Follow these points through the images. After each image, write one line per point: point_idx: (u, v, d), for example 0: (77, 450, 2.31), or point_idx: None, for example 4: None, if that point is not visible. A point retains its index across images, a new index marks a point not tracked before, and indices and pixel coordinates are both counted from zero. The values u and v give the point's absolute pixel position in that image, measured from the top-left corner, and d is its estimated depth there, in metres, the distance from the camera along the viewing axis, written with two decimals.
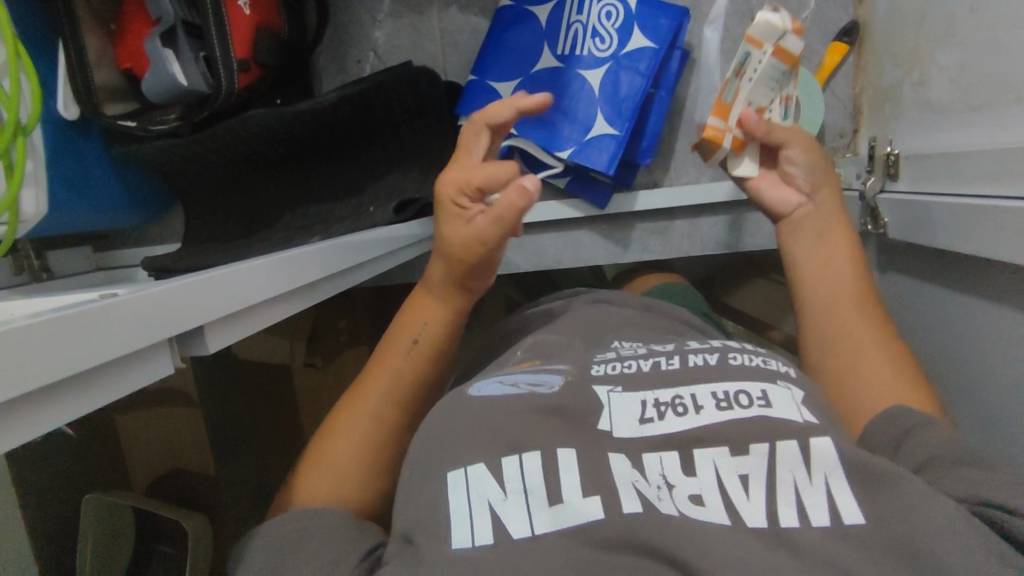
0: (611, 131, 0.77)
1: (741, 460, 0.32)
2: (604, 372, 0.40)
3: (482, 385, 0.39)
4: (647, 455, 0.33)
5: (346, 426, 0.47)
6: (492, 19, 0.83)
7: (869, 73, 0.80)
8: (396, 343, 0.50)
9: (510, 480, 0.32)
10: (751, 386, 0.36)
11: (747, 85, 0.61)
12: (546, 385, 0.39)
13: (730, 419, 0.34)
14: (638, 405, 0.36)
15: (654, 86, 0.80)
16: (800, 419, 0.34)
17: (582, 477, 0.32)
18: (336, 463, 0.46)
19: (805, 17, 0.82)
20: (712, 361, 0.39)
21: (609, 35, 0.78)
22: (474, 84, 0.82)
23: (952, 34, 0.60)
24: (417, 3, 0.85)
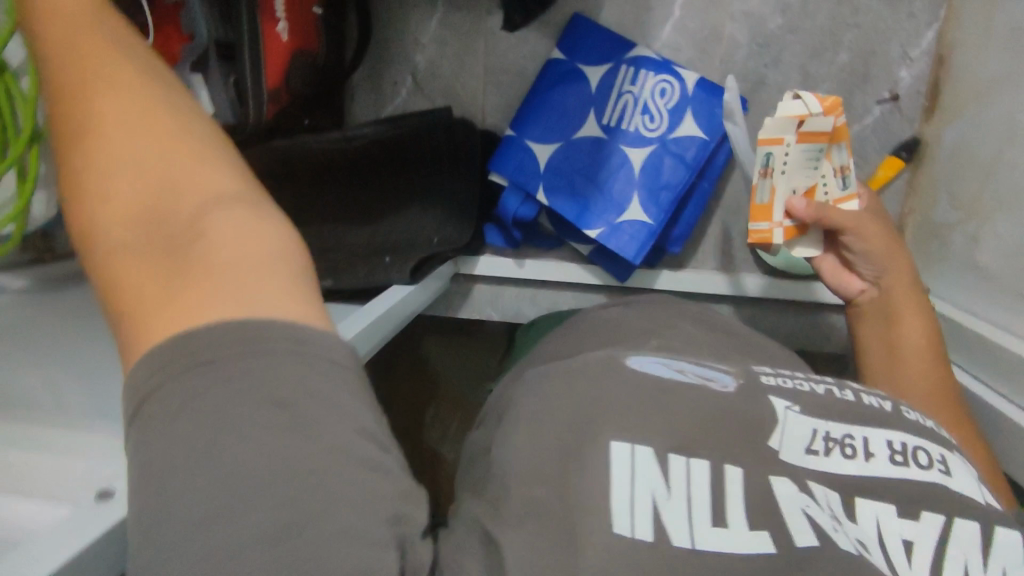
0: (644, 219, 0.76)
1: (911, 525, 0.28)
2: (776, 383, 0.34)
3: (642, 359, 0.34)
4: (815, 485, 0.29)
5: (96, 148, 0.31)
6: (541, 71, 0.81)
7: (922, 197, 0.80)
8: (51, 51, 0.35)
9: (675, 479, 0.27)
10: (930, 445, 0.31)
11: (781, 179, 0.58)
12: (718, 383, 0.33)
13: (906, 477, 0.29)
14: (810, 433, 0.31)
15: (699, 176, 0.78)
16: (986, 502, 0.29)
17: (746, 505, 0.27)
18: (137, 237, 0.28)
19: (868, 120, 0.82)
20: (889, 407, 0.33)
21: (659, 114, 0.77)
22: (512, 140, 0.79)
23: (1017, 201, 0.61)
24: (466, 34, 0.85)
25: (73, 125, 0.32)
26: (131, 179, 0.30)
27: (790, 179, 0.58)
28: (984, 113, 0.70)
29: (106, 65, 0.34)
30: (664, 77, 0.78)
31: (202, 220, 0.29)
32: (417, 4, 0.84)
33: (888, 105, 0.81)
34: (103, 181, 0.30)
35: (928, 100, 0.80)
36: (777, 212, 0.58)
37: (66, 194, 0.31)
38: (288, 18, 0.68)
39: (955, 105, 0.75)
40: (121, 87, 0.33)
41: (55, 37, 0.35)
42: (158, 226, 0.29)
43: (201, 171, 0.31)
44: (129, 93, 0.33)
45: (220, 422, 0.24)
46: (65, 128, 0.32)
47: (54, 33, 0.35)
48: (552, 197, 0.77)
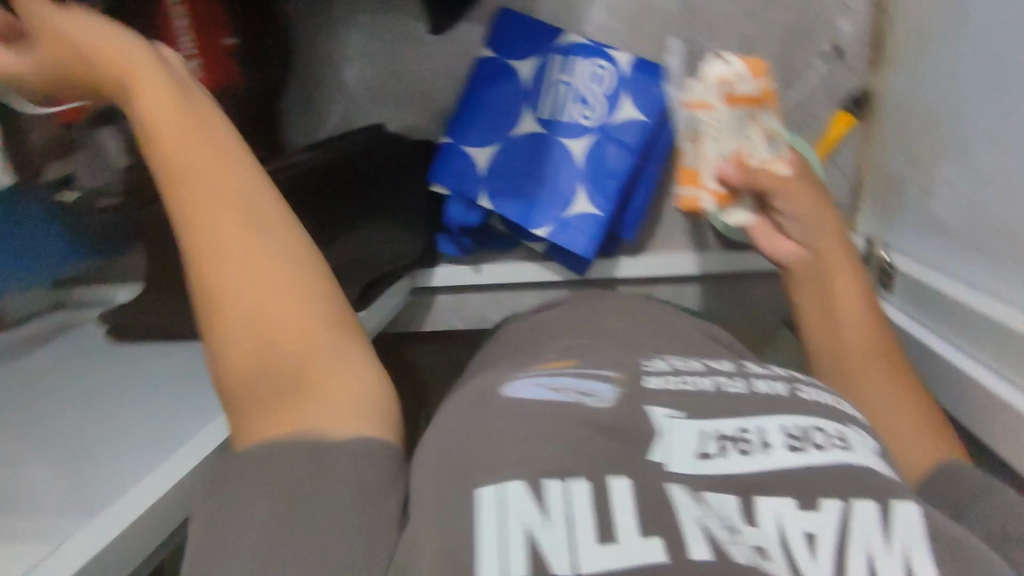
0: (592, 210, 0.74)
1: (812, 516, 0.29)
2: (659, 387, 0.35)
3: (520, 383, 0.35)
4: (709, 493, 0.29)
5: (222, 294, 0.36)
6: (471, 70, 0.78)
7: (875, 149, 0.78)
8: (174, 175, 0.38)
9: (549, 508, 0.28)
10: (822, 423, 0.33)
11: (711, 144, 0.54)
12: (595, 395, 0.34)
13: (803, 464, 0.31)
14: (698, 435, 0.32)
15: (644, 159, 0.76)
16: (885, 474, 0.31)
17: (634, 514, 0.28)
18: (251, 340, 0.35)
19: (813, 78, 0.79)
20: (780, 392, 0.35)
21: (596, 100, 0.75)
22: (449, 147, 0.77)
23: (965, 148, 0.59)
24: (391, 43, 0.82)
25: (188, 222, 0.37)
26: (255, 329, 0.35)
27: (723, 143, 0.54)
28: (926, 58, 0.67)
29: (226, 155, 0.39)
30: (597, 61, 0.75)
31: (309, 344, 0.36)
32: (338, 18, 0.81)
33: (832, 59, 0.78)
34: (221, 285, 0.36)
35: (872, 49, 0.78)
36: (706, 176, 0.55)
37: (202, 326, 0.37)
38: (198, 57, 0.65)
39: (898, 52, 0.73)
40: (241, 195, 0.38)
41: (168, 159, 0.38)
42: (271, 339, 0.35)
43: (304, 290, 0.37)
44: (248, 235, 0.37)
45: (255, 487, 0.32)
46: (193, 260, 0.37)
47: (171, 156, 0.38)
48: (496, 201, 0.76)
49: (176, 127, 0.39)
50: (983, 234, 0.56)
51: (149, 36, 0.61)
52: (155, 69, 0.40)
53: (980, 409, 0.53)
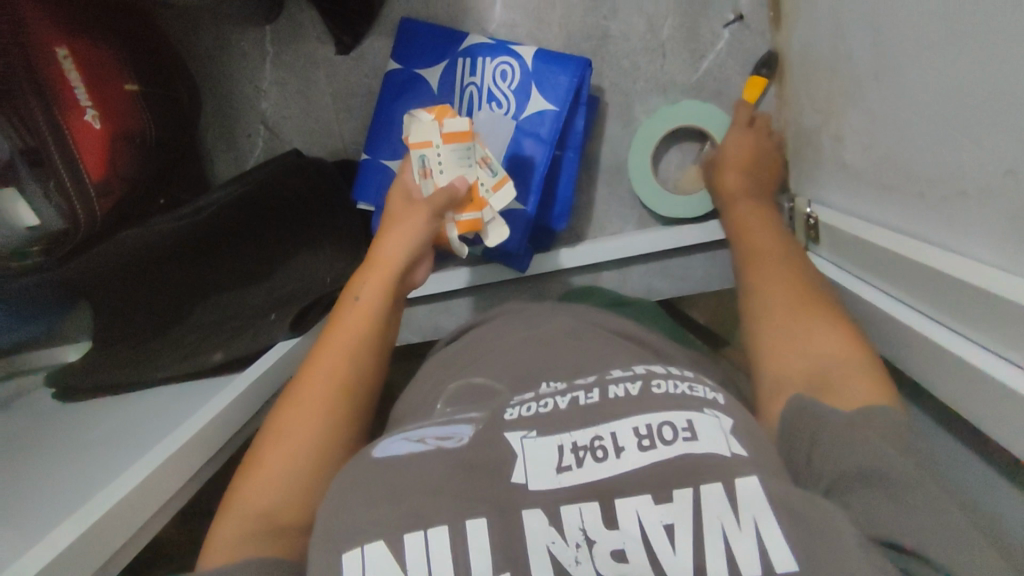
0: (520, 207, 0.74)
1: (666, 508, 0.33)
2: (517, 416, 0.39)
3: (386, 445, 0.39)
4: (569, 508, 0.34)
5: (286, 438, 0.50)
6: (381, 87, 0.79)
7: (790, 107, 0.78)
8: (335, 334, 0.57)
9: (411, 561, 0.33)
10: (677, 415, 0.37)
11: (443, 179, 0.67)
12: (454, 437, 0.38)
13: (651, 461, 0.35)
14: (554, 451, 0.36)
15: (561, 147, 0.76)
16: (726, 454, 0.35)
17: (498, 549, 0.33)
18: (277, 474, 0.48)
19: (720, 46, 0.80)
20: (633, 394, 0.38)
21: (505, 97, 0.75)
22: (369, 163, 0.78)
23: (861, 92, 0.59)
24: (302, 71, 0.83)
25: (322, 349, 0.57)
26: (280, 478, 0.48)
27: (449, 176, 0.66)
28: (815, 12, 0.68)
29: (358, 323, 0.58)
30: (502, 58, 0.75)
31: (299, 490, 0.48)
32: (248, 53, 0.82)
33: (736, 27, 0.79)
34: (287, 419, 0.51)
35: (772, 10, 0.78)
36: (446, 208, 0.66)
37: (259, 444, 0.50)
38: (96, 106, 0.67)
39: (793, 9, 0.73)
40: (350, 364, 0.55)
41: (346, 321, 0.58)
42: (289, 470, 0.48)
43: (318, 452, 0.50)
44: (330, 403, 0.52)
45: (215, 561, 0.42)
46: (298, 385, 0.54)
47: (342, 323, 0.58)
48: None
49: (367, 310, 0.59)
50: (888, 173, 0.57)
51: (35, 93, 0.61)
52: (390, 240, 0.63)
53: (904, 347, 0.54)
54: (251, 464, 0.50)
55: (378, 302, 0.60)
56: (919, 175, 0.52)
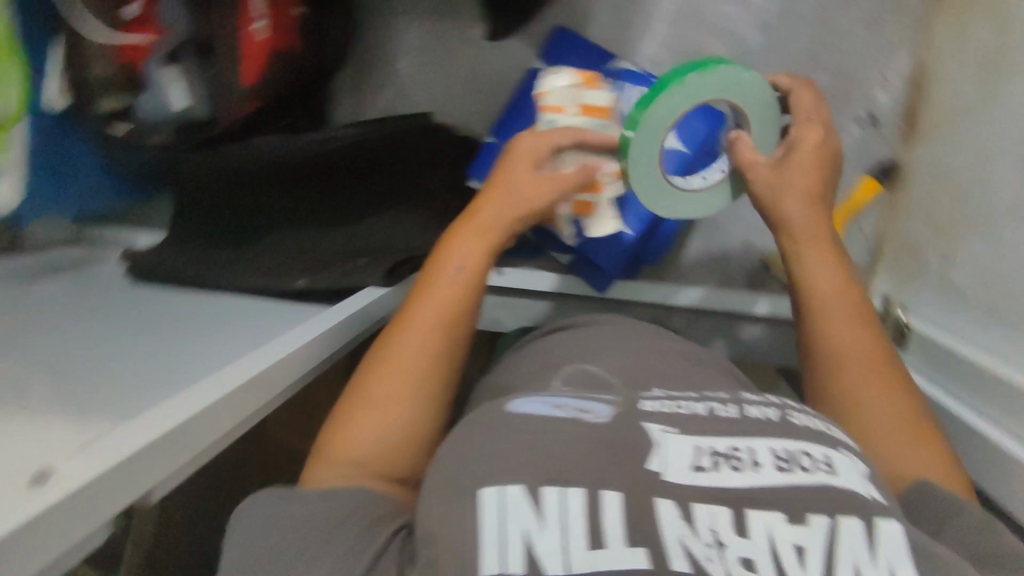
0: (625, 229, 0.76)
1: (802, 530, 0.31)
2: (654, 409, 0.38)
3: (521, 403, 0.38)
4: (700, 505, 0.32)
5: (378, 397, 0.50)
6: (524, 81, 0.81)
7: (899, 215, 0.80)
8: (431, 302, 0.56)
9: (544, 513, 0.31)
10: (814, 447, 0.35)
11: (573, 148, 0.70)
12: (592, 413, 0.37)
13: (791, 481, 0.32)
14: (692, 449, 0.34)
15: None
16: (866, 494, 0.32)
17: (623, 530, 0.31)
18: (363, 427, 0.48)
19: (846, 140, 0.83)
20: (774, 418, 0.37)
21: None
22: (492, 147, 0.80)
23: (993, 220, 0.62)
24: (449, 44, 0.86)
25: (413, 313, 0.55)
26: (369, 433, 0.48)
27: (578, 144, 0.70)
28: (957, 136, 0.71)
29: (455, 297, 0.57)
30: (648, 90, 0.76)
31: (385, 445, 0.48)
32: (404, 12, 0.85)
33: (867, 127, 0.82)
34: (376, 376, 0.51)
35: (905, 120, 0.80)
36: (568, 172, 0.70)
37: (351, 394, 0.51)
38: (268, 17, 0.69)
39: (930, 127, 0.76)
40: (441, 329, 0.55)
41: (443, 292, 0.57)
42: (375, 425, 0.48)
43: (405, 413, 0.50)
44: (419, 369, 0.52)
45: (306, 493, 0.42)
46: (390, 347, 0.53)
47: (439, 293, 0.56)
48: None
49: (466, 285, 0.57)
50: (1004, 303, 0.59)
51: None
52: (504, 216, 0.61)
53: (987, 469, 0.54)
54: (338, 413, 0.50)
55: (479, 280, 0.58)
56: None
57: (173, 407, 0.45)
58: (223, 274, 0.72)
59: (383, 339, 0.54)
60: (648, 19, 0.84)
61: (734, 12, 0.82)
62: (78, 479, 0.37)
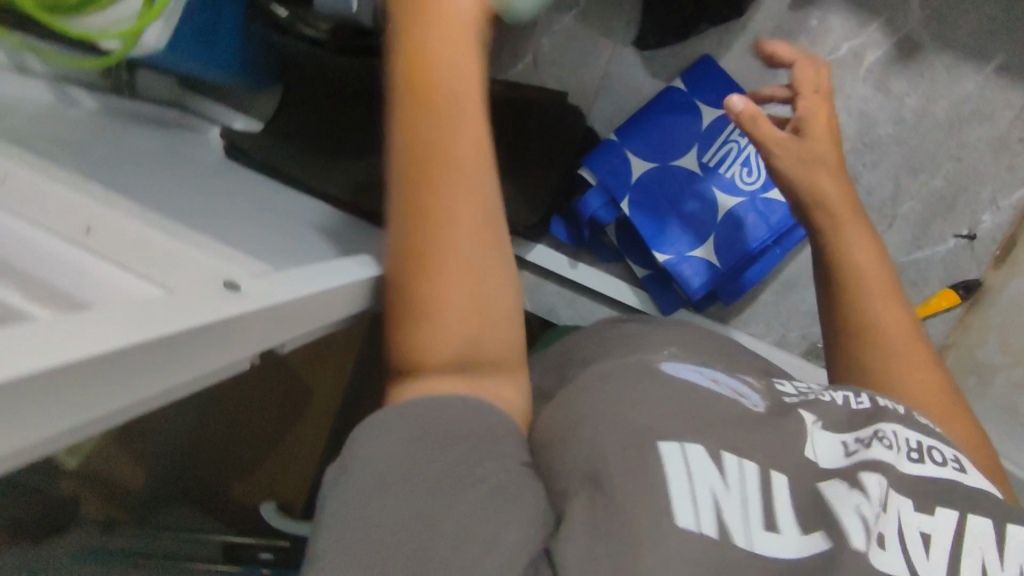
0: (713, 263, 0.77)
1: (927, 518, 0.35)
2: (796, 401, 0.44)
3: (678, 368, 0.44)
4: (867, 476, 0.37)
5: (440, 294, 0.38)
6: (657, 94, 0.81)
7: (970, 334, 0.82)
8: (441, 155, 0.40)
9: (727, 473, 0.35)
10: (947, 449, 0.40)
11: None
12: (750, 400, 0.42)
13: (923, 472, 0.38)
14: (839, 442, 0.40)
15: (774, 242, 0.78)
16: (995, 496, 0.37)
17: (796, 512, 0.35)
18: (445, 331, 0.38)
19: (939, 248, 0.84)
20: (901, 410, 0.42)
21: (758, 172, 0.77)
22: (613, 145, 0.79)
23: None
24: (595, 38, 0.87)
25: (437, 215, 0.39)
26: (444, 331, 0.38)
27: None
28: None
29: (462, 138, 0.41)
30: None
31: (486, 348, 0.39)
32: None
33: (963, 242, 0.84)
34: (421, 273, 0.39)
35: (1002, 249, 0.82)
36: None
37: (398, 309, 0.39)
38: None
39: None
40: (475, 179, 0.40)
41: (450, 137, 0.40)
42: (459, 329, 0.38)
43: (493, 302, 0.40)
44: (473, 237, 0.40)
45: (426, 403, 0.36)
46: (422, 237, 0.39)
47: (444, 138, 0.40)
48: (634, 210, 0.78)
49: (470, 118, 0.41)
50: None
51: None
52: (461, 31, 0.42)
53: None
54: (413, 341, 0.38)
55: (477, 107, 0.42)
56: None
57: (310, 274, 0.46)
58: (324, 177, 0.73)
59: (410, 231, 0.39)
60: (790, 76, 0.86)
61: (872, 96, 0.84)
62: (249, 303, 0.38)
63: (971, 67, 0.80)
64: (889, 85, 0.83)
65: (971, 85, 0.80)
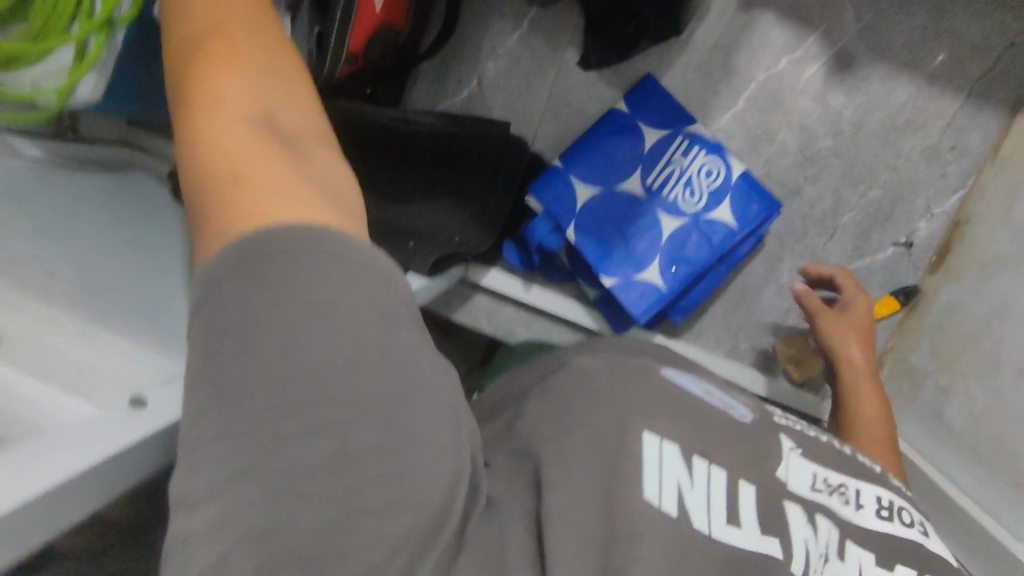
0: (658, 283, 0.79)
1: (884, 574, 0.37)
2: (784, 424, 0.45)
3: (675, 373, 0.44)
4: (823, 520, 0.38)
5: (249, 121, 0.33)
6: (600, 119, 0.83)
7: (907, 339, 0.86)
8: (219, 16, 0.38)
9: (696, 470, 0.37)
10: (915, 513, 0.42)
11: None
12: (737, 412, 0.43)
13: (888, 529, 0.40)
14: (813, 474, 0.41)
15: (718, 261, 0.81)
16: (952, 564, 0.39)
17: (759, 515, 0.37)
18: (238, 134, 0.33)
19: (879, 256, 0.87)
20: (879, 470, 0.45)
21: (700, 192, 0.79)
22: (557, 171, 0.81)
23: (993, 374, 0.67)
24: (539, 60, 0.87)
25: (221, 54, 0.35)
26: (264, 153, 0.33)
27: None
28: (983, 285, 0.76)
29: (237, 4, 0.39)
30: (713, 159, 0.79)
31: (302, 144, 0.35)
32: (504, 16, 0.86)
33: (901, 249, 0.87)
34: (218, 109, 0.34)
35: (937, 255, 0.86)
36: None
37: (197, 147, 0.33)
38: None
39: (958, 268, 0.82)
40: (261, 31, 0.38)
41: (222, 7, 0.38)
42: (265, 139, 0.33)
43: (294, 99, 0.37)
44: (279, 77, 0.37)
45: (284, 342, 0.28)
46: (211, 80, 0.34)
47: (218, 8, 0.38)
48: (579, 235, 0.79)
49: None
50: (988, 450, 0.66)
51: None
52: None
53: None
54: (210, 162, 0.32)
55: None
56: None
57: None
58: None
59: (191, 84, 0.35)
60: (732, 91, 0.87)
61: (814, 110, 0.85)
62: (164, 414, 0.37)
63: (904, 77, 0.82)
64: (828, 98, 0.84)
65: (903, 95, 0.82)
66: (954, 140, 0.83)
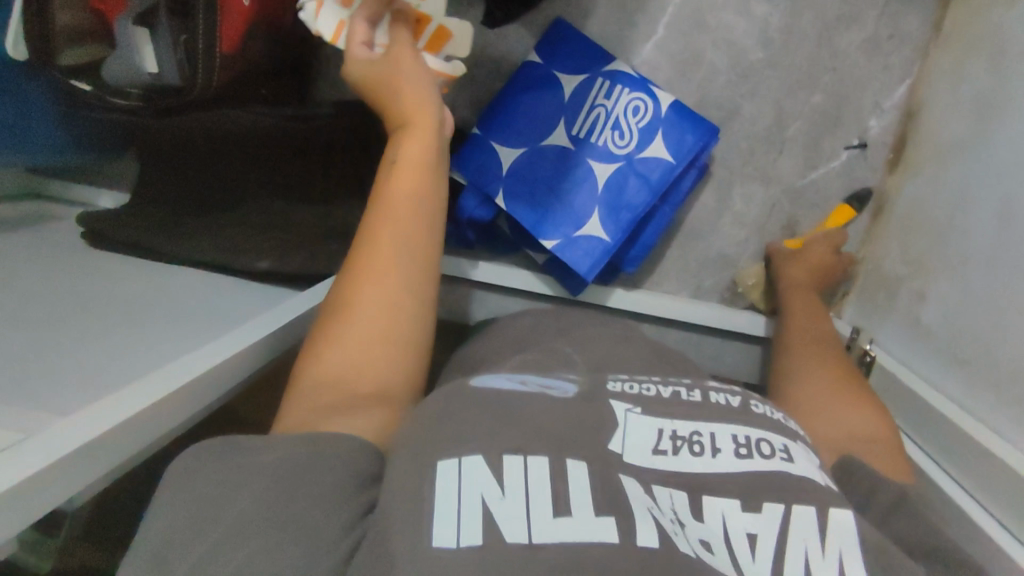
0: (601, 236, 0.74)
1: (752, 518, 0.34)
2: (620, 390, 0.42)
3: (485, 378, 0.41)
4: (658, 487, 0.35)
5: (350, 340, 0.46)
6: (514, 75, 0.78)
7: (876, 246, 0.82)
8: (384, 233, 0.50)
9: (509, 480, 0.33)
10: (773, 438, 0.38)
11: None
12: (558, 389, 0.41)
13: (746, 469, 0.36)
14: (654, 432, 0.38)
15: (661, 201, 0.77)
16: (821, 481, 0.36)
17: (592, 495, 0.33)
18: (349, 350, 0.45)
19: (834, 164, 0.82)
20: (734, 404, 0.41)
21: (629, 131, 0.75)
22: (479, 139, 0.77)
23: (962, 267, 0.63)
24: None
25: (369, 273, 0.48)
26: (360, 371, 0.44)
27: None
28: (941, 175, 0.71)
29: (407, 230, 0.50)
30: (639, 94, 0.75)
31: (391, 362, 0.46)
32: None
33: (856, 152, 0.82)
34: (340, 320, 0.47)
35: (894, 151, 0.81)
36: None
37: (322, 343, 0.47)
38: None
39: (915, 161, 0.77)
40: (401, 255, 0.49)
41: (386, 231, 0.50)
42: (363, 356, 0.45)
43: (422, 311, 0.49)
44: (396, 297, 0.48)
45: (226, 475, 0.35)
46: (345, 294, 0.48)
47: (384, 228, 0.50)
48: (510, 202, 0.75)
49: (406, 211, 0.51)
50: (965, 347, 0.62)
51: None
52: (419, 169, 0.52)
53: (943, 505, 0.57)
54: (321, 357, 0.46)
55: (419, 193, 0.51)
56: (997, 363, 0.57)
57: (113, 399, 0.44)
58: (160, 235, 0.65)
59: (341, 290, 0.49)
60: (650, 20, 0.81)
61: (739, 22, 0.80)
62: (33, 464, 0.37)
63: None
64: (753, 6, 0.79)
65: None
66: (892, 27, 0.77)
